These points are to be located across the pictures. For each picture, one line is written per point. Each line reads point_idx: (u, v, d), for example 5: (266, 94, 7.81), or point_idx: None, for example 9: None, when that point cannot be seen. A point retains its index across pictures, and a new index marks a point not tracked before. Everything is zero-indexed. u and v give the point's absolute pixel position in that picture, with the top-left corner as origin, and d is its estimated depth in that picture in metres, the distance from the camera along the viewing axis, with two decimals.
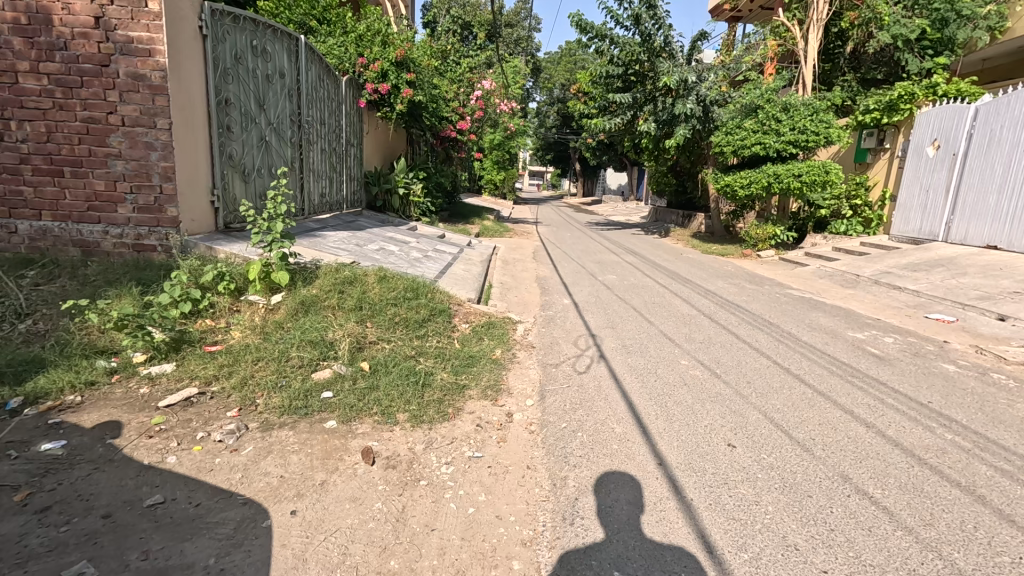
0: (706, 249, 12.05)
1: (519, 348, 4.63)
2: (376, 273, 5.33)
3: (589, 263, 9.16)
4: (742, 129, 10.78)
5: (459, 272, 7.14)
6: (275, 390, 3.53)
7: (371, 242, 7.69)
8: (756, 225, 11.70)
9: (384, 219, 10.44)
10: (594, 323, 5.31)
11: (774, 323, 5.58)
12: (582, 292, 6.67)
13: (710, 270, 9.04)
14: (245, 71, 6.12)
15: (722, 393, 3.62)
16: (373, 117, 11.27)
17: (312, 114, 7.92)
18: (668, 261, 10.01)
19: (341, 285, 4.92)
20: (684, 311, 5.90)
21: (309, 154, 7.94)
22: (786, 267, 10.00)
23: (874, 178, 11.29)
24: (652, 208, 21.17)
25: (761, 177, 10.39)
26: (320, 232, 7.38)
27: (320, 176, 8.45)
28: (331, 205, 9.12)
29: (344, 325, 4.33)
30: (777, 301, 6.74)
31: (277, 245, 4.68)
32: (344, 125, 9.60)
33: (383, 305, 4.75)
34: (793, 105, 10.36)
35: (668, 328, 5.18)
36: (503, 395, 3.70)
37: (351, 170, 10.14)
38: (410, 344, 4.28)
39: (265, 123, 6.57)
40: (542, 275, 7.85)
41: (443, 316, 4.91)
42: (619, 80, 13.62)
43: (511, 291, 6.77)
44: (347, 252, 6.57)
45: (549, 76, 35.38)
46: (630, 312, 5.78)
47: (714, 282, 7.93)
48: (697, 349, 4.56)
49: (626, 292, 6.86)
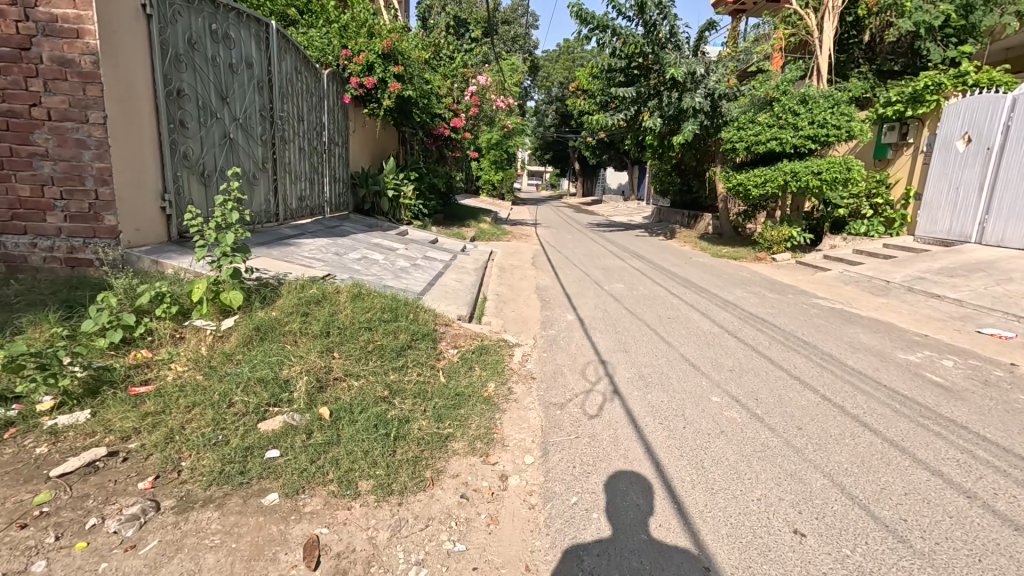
0: (717, 252, 11.32)
1: (516, 380, 3.89)
2: (350, 289, 4.60)
3: (593, 270, 8.44)
4: (756, 123, 10.01)
5: (449, 283, 6.41)
6: (207, 448, 2.79)
7: (353, 251, 6.96)
8: (769, 226, 10.97)
9: (372, 223, 9.72)
10: (603, 346, 4.58)
11: (810, 342, 4.86)
12: (587, 306, 5.94)
13: (724, 276, 8.32)
14: (203, 58, 5.38)
15: (770, 445, 2.89)
16: (360, 113, 10.54)
17: (287, 109, 7.18)
18: (678, 266, 9.27)
19: (306, 305, 4.20)
20: (704, 329, 5.17)
21: (285, 154, 7.20)
22: (805, 271, 9.27)
23: (895, 175, 10.58)
24: (655, 208, 20.43)
25: (777, 175, 9.66)
26: (295, 240, 6.65)
27: (297, 177, 7.71)
28: (311, 209, 8.38)
29: (305, 356, 3.60)
30: (805, 313, 6.01)
31: (228, 260, 3.94)
32: (327, 122, 8.87)
33: (355, 330, 4.02)
34: (812, 96, 9.49)
35: (690, 352, 4.44)
36: (496, 449, 2.97)
37: (334, 171, 9.40)
38: (385, 381, 3.54)
39: (228, 118, 5.83)
40: (542, 285, 7.12)
41: (427, 341, 4.18)
42: (621, 74, 12.93)
43: (507, 305, 6.05)
44: (321, 263, 5.84)
45: (547, 74, 34.71)
46: (643, 330, 5.05)
47: (732, 291, 7.20)
48: (728, 380, 3.83)
49: (636, 304, 6.13)
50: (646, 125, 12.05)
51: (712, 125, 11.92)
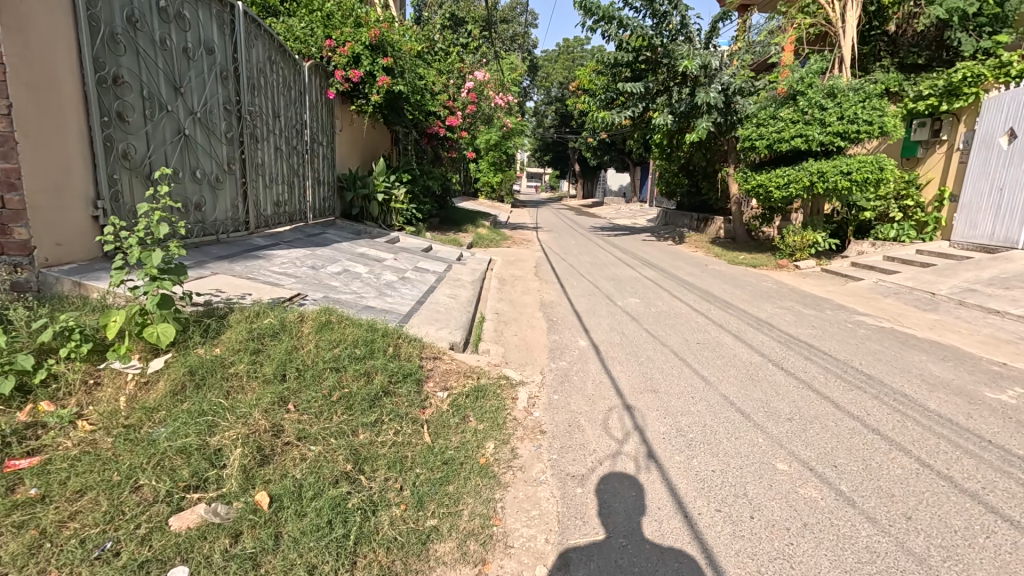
0: (734, 259, 10.49)
1: (522, 436, 3.08)
2: (315, 317, 3.76)
3: (603, 281, 7.63)
4: (778, 119, 9.12)
5: (442, 301, 5.60)
6: (86, 564, 1.96)
7: (334, 263, 6.16)
8: (790, 231, 10.15)
9: (360, 230, 8.93)
10: (626, 385, 3.76)
11: (872, 374, 4.04)
12: (602, 328, 5.12)
13: (749, 288, 7.51)
14: (147, 40, 4.56)
15: (880, 552, 2.07)
16: (347, 111, 9.70)
17: (258, 102, 6.37)
18: (693, 276, 8.46)
19: (260, 337, 3.37)
20: (743, 358, 4.36)
21: (257, 155, 6.39)
22: (834, 281, 8.48)
23: (926, 175, 9.79)
24: (661, 211, 19.67)
25: (802, 176, 8.84)
26: (266, 252, 5.82)
27: (273, 180, 6.89)
28: (290, 215, 7.55)
29: (248, 412, 2.76)
30: (852, 333, 5.21)
31: (156, 286, 3.08)
32: (308, 119, 8.06)
33: (320, 372, 3.20)
34: (840, 89, 8.61)
35: (733, 393, 3.63)
36: (497, 556, 2.16)
37: (317, 172, 8.57)
38: (352, 446, 2.72)
39: (183, 110, 5.01)
40: (547, 301, 6.30)
41: (413, 382, 3.38)
42: (627, 69, 12.21)
43: (509, 327, 5.22)
44: (291, 281, 5.02)
45: (547, 74, 34.07)
46: (671, 361, 4.26)
47: (760, 306, 6.39)
48: (791, 436, 3.02)
49: (657, 325, 5.32)
50: (657, 122, 11.19)
51: (726, 122, 11.11)
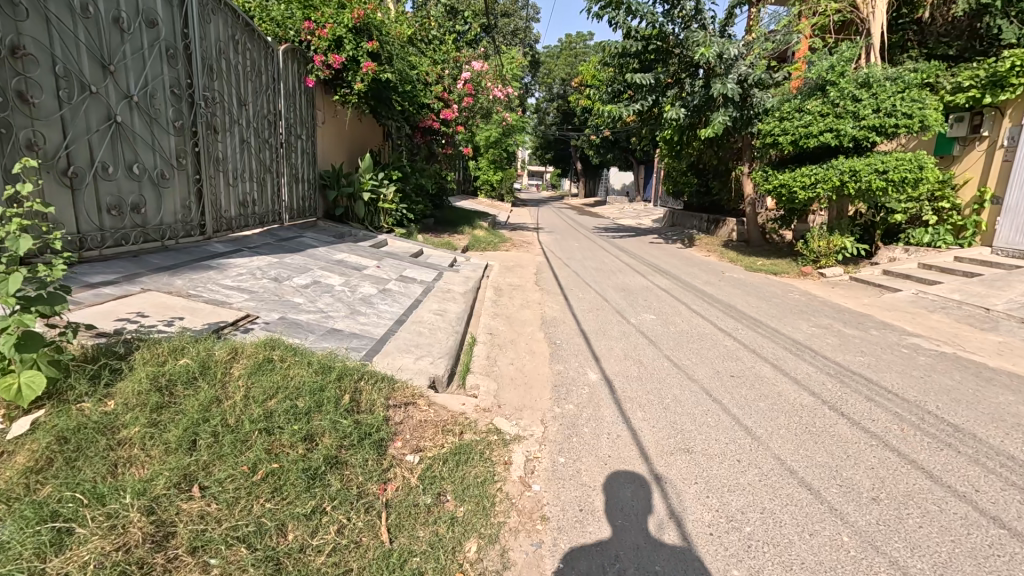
0: (752, 265, 9.66)
1: (516, 528, 2.27)
2: (247, 355, 2.90)
3: (611, 292, 6.79)
4: (804, 112, 8.22)
5: (426, 321, 4.77)
6: None
7: (303, 273, 5.34)
8: (815, 234, 9.21)
9: (342, 233, 8.10)
10: (652, 442, 2.94)
11: (959, 425, 3.21)
12: (614, 356, 4.29)
13: (775, 301, 6.68)
14: (62, 4, 3.71)
15: None
16: (330, 102, 8.82)
17: (217, 86, 5.53)
18: (710, 286, 7.63)
19: (171, 385, 2.54)
20: (792, 400, 3.53)
21: (217, 148, 5.56)
22: (865, 291, 7.67)
23: (963, 175, 8.94)
24: (666, 211, 18.86)
25: (830, 175, 7.98)
26: (222, 261, 5.01)
27: (237, 176, 6.05)
28: (260, 216, 6.72)
29: (126, 507, 1.94)
30: (911, 362, 4.38)
31: (15, 322, 2.20)
32: (283, 108, 7.22)
33: (245, 437, 2.36)
34: (876, 78, 7.70)
35: (790, 455, 2.81)
36: None
37: (295, 168, 7.73)
38: (272, 559, 1.92)
39: (113, 92, 4.16)
40: (549, 317, 5.47)
41: (373, 445, 2.56)
42: (636, 59, 11.42)
43: (503, 354, 4.40)
44: (243, 299, 4.20)
45: (548, 71, 33.29)
46: (703, 403, 3.44)
47: (793, 324, 5.56)
48: (887, 532, 2.20)
49: (678, 351, 4.49)
50: (669, 115, 10.37)
51: (741, 117, 10.27)
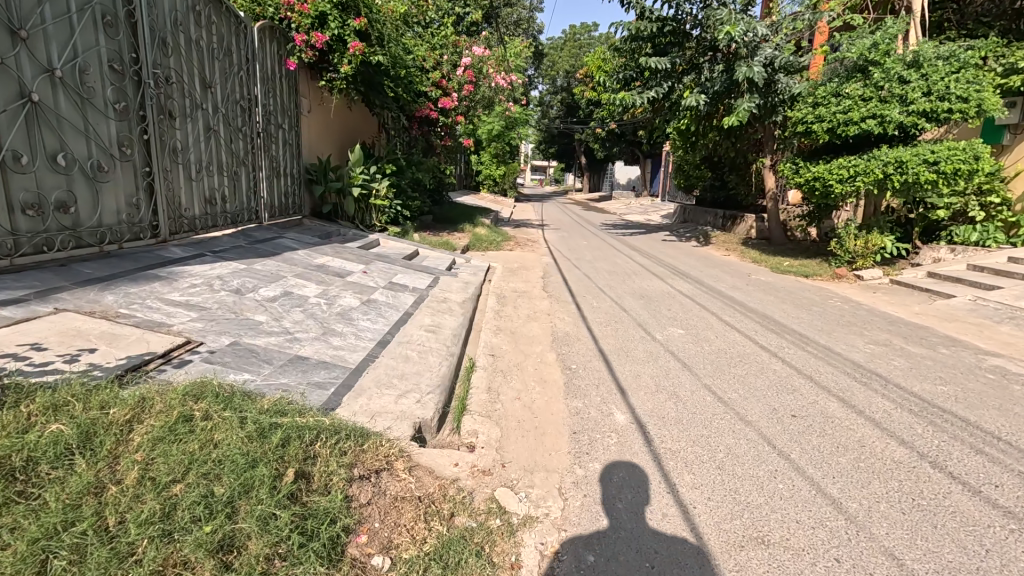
0: (779, 266, 8.82)
1: None
2: (159, 409, 2.10)
3: (630, 300, 5.99)
4: (842, 96, 7.37)
5: (415, 342, 3.99)
6: None
7: (273, 282, 4.56)
8: (850, 233, 8.37)
9: (328, 233, 7.30)
10: (713, 528, 2.15)
11: None
12: (643, 388, 3.50)
13: (817, 310, 5.88)
14: None
15: None
16: (315, 88, 8.00)
17: (172, 63, 4.74)
18: (738, 291, 6.83)
19: (31, 464, 1.75)
20: (879, 454, 2.73)
21: (174, 136, 4.78)
22: (913, 296, 6.85)
23: (1014, 167, 8.10)
24: (677, 207, 18.00)
25: (872, 166, 7.15)
26: (175, 268, 4.23)
27: (201, 169, 5.27)
28: (232, 214, 5.94)
29: None
30: (1006, 394, 3.58)
31: None
32: (259, 93, 6.42)
33: (127, 551, 1.58)
34: (926, 57, 6.86)
35: (911, 553, 2.01)
36: None
37: (276, 161, 6.95)
38: None
39: (27, 63, 3.37)
40: (560, 334, 4.67)
41: (323, 550, 1.77)
42: (649, 43, 10.58)
43: (508, 384, 3.61)
44: (190, 318, 3.43)
45: (551, 63, 32.42)
46: (768, 461, 2.65)
47: (847, 341, 4.73)
48: None
49: (721, 380, 3.69)
50: (687, 103, 9.53)
51: (765, 105, 9.44)
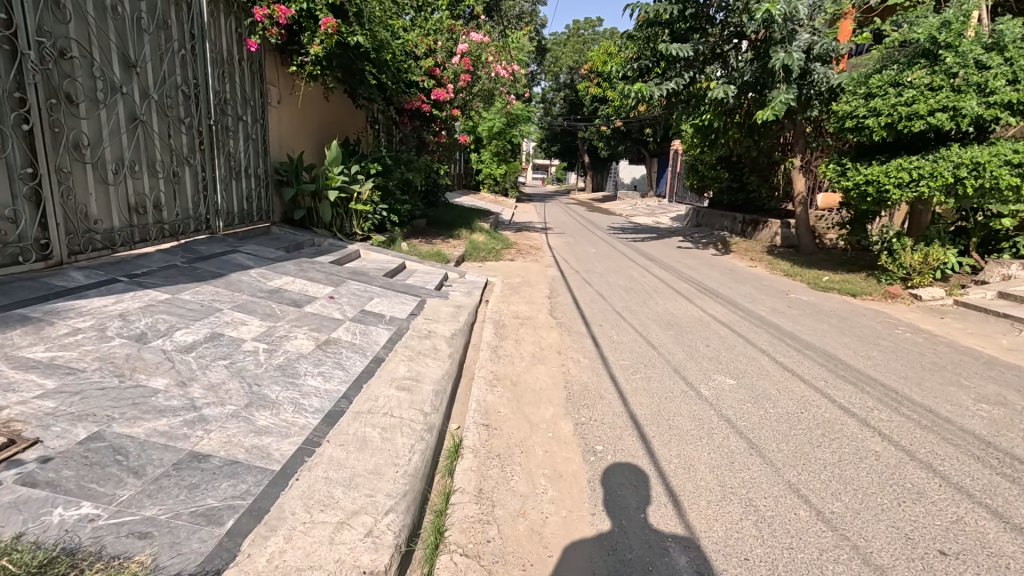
0: (818, 282, 7.72)
1: None
2: None
3: (659, 332, 4.87)
4: (903, 86, 6.26)
5: (380, 411, 2.88)
6: None
7: (200, 318, 3.45)
8: (905, 246, 7.25)
9: (298, 244, 6.19)
10: None
11: None
12: (706, 497, 2.38)
13: (888, 347, 4.77)
14: None
15: None
16: (283, 73, 6.88)
17: (70, 30, 3.64)
18: (783, 317, 5.72)
19: None
20: None
21: (75, 128, 3.69)
22: (991, 324, 5.75)
23: None
24: (689, 210, 16.87)
25: (940, 167, 6.03)
26: (58, 303, 3.12)
27: (121, 170, 4.16)
28: (169, 224, 4.82)
29: None
30: None
31: None
32: (210, 76, 5.31)
33: None
34: (1009, 38, 5.82)
35: None
36: None
37: (234, 159, 5.84)
38: None
39: None
40: (577, 388, 3.56)
41: None
42: (667, 29, 9.51)
43: (509, 484, 2.50)
44: (38, 390, 2.31)
45: (555, 58, 31.17)
46: None
47: (949, 398, 3.62)
48: None
49: (812, 476, 2.58)
50: (714, 94, 8.39)
51: (799, 97, 8.37)
